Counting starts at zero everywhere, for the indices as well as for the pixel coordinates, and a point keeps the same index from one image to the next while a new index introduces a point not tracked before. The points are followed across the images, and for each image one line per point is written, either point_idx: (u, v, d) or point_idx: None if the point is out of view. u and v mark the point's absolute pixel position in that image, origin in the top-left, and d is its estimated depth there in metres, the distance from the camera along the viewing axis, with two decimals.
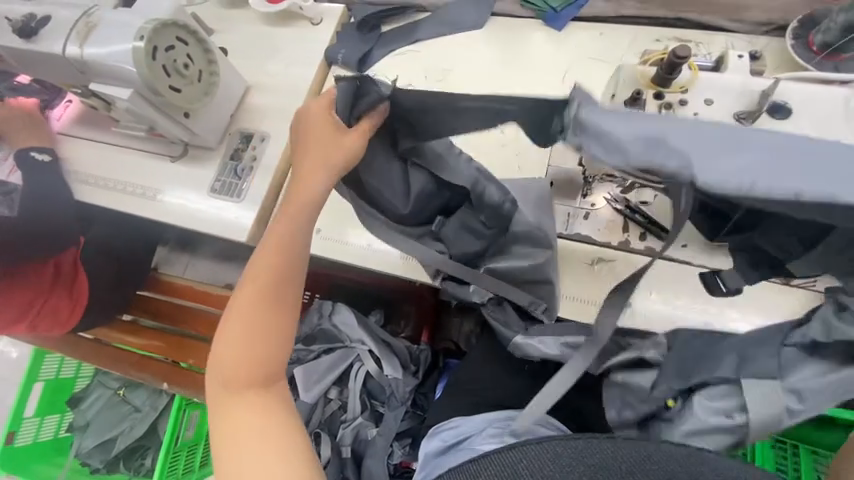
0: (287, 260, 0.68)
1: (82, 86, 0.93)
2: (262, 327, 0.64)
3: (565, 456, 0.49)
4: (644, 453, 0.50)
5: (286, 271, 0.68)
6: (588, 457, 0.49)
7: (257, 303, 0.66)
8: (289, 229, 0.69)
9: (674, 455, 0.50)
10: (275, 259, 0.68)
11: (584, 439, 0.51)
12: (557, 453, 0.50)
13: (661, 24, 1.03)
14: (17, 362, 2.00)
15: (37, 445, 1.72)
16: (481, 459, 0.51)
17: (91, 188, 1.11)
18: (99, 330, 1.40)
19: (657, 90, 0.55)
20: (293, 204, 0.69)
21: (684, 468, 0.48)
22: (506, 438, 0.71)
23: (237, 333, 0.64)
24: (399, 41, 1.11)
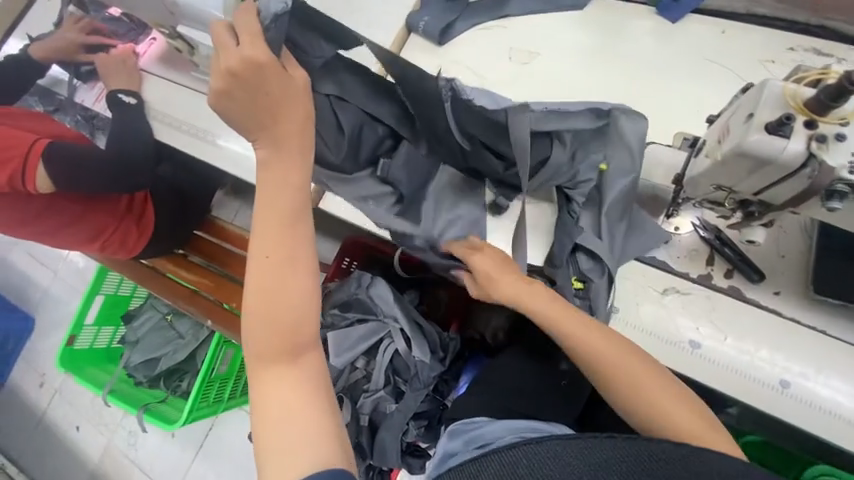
0: (289, 240, 0.65)
1: (170, 27, 0.93)
2: (283, 308, 0.64)
3: (568, 456, 0.43)
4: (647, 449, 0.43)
5: (290, 251, 0.65)
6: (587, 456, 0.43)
7: (267, 285, 0.64)
8: (291, 195, 0.66)
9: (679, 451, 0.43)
10: (278, 241, 0.65)
11: (583, 436, 0.44)
12: (558, 452, 0.43)
13: (799, 30, 0.88)
14: (83, 273, 2.21)
15: (93, 350, 1.93)
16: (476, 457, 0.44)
17: (165, 127, 1.15)
18: (158, 260, 1.49)
19: (811, 118, 0.46)
20: (280, 186, 0.66)
21: (687, 467, 0.42)
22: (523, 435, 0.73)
23: (259, 299, 0.64)
24: (487, 13, 1.02)
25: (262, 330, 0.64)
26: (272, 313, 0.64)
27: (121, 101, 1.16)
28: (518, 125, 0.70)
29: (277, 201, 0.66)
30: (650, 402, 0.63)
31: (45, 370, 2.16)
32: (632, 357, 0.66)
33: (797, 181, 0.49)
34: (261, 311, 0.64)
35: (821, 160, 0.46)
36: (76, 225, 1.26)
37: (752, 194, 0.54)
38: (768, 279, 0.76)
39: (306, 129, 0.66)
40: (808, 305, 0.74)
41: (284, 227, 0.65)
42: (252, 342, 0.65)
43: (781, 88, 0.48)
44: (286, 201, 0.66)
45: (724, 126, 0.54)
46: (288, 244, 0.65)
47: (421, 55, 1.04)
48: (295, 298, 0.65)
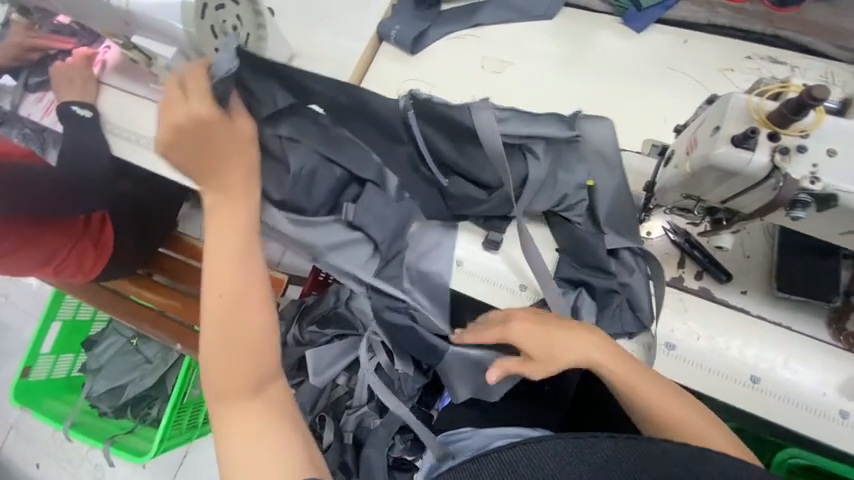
0: (246, 268, 0.65)
1: (124, 37, 0.87)
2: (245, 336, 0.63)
3: (568, 456, 0.43)
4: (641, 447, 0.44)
5: (247, 278, 0.65)
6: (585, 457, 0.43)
7: (225, 316, 0.63)
8: (241, 222, 0.66)
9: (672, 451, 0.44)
10: (236, 270, 0.64)
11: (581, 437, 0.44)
12: (558, 452, 0.43)
13: (755, 39, 0.92)
14: (37, 297, 2.05)
15: (51, 380, 1.79)
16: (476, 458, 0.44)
17: (124, 142, 1.08)
18: (117, 281, 1.38)
19: (773, 131, 0.48)
20: (228, 216, 0.66)
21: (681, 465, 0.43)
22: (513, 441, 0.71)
23: (215, 329, 0.63)
24: (459, 22, 1.02)
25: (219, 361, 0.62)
26: (228, 341, 0.62)
27: (74, 114, 1.08)
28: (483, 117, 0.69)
29: (228, 232, 0.66)
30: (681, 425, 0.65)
31: None
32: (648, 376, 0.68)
33: (761, 192, 0.50)
34: (217, 341, 0.63)
35: (783, 172, 0.47)
36: (24, 249, 1.14)
37: (720, 202, 0.55)
38: (736, 279, 0.79)
39: (251, 165, 0.68)
40: (773, 303, 0.77)
41: (242, 257, 0.65)
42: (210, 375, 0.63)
43: (745, 101, 0.49)
44: (235, 230, 0.66)
45: (693, 136, 0.55)
46: (240, 271, 0.64)
47: (394, 65, 1.02)
48: (257, 324, 0.64)
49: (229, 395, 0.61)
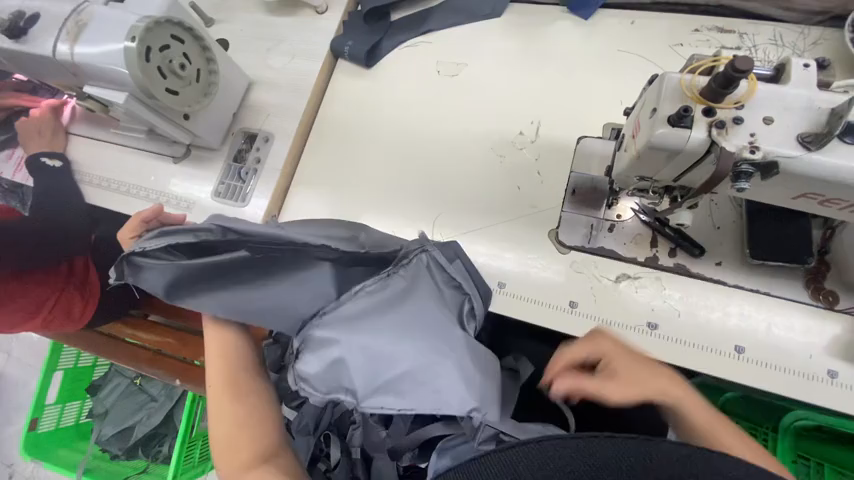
0: (236, 368, 0.75)
1: (78, 88, 0.88)
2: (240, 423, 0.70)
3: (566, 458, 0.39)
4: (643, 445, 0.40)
5: (239, 366, 0.75)
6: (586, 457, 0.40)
7: (223, 416, 0.71)
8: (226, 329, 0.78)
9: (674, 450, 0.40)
10: (225, 374, 0.74)
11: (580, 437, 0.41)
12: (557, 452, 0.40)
13: (701, 11, 0.93)
14: (39, 349, 2.06)
15: (60, 430, 1.79)
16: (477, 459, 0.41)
17: (97, 189, 1.09)
18: (110, 325, 1.40)
19: (707, 106, 0.48)
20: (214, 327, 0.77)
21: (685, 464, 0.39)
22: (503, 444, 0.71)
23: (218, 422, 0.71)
24: (409, 30, 1.02)
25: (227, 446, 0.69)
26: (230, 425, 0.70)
27: (43, 165, 1.09)
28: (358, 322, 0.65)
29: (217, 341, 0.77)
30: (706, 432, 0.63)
31: (10, 460, 1.99)
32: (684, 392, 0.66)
33: (705, 166, 0.51)
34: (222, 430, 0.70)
35: (721, 146, 0.47)
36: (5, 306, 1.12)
37: (671, 181, 0.56)
38: (710, 251, 0.79)
39: None
40: (749, 271, 0.77)
41: (234, 361, 0.75)
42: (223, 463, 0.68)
43: (677, 80, 0.50)
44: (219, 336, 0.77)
45: (637, 119, 0.55)
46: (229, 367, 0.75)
47: (350, 81, 1.03)
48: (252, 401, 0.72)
49: (233, 477, 0.66)
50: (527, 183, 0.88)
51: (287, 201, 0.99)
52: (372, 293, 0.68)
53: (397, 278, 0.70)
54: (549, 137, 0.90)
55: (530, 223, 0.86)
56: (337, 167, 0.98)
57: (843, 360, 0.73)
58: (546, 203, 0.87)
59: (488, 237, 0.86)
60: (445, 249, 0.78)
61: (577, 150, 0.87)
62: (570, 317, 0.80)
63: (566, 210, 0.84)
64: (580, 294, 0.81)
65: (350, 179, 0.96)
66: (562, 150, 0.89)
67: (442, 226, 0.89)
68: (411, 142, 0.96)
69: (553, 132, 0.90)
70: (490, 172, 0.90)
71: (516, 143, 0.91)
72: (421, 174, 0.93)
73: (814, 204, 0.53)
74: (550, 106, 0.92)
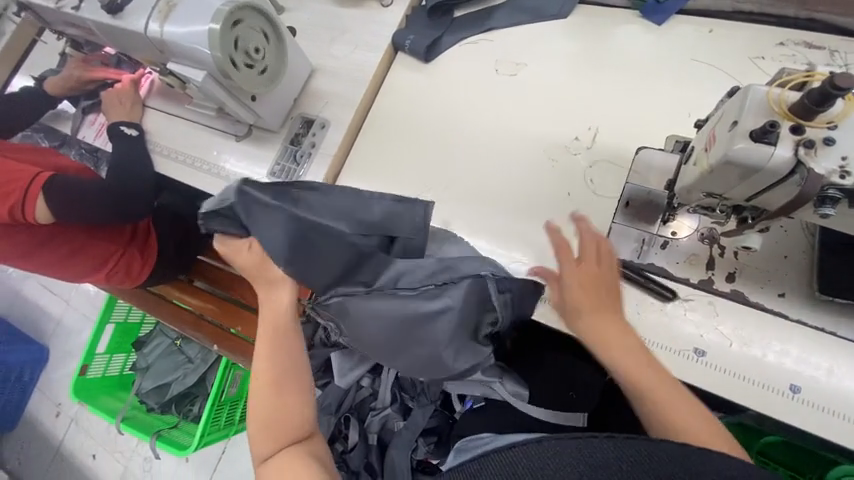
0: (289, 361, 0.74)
1: (161, 64, 0.95)
2: (282, 412, 0.70)
3: (566, 456, 0.40)
4: (643, 450, 0.40)
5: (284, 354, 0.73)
6: (588, 456, 0.40)
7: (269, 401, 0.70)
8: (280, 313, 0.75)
9: (674, 454, 0.40)
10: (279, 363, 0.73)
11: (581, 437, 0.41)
12: (558, 452, 0.40)
13: (788, 24, 0.86)
14: (94, 303, 2.25)
15: (106, 377, 1.95)
16: (479, 459, 0.41)
17: (165, 159, 1.18)
18: (162, 286, 1.51)
19: (796, 124, 0.45)
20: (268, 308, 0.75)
21: (685, 465, 0.39)
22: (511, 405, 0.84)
23: (261, 403, 0.70)
24: (472, 28, 1.03)
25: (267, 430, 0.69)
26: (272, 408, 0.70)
27: (121, 132, 1.18)
28: (370, 310, 0.71)
29: (269, 322, 0.75)
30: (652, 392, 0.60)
31: (60, 399, 2.19)
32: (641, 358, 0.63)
33: (787, 188, 0.47)
34: (264, 410, 0.70)
35: (808, 167, 0.44)
36: (74, 257, 1.26)
37: (745, 200, 0.53)
38: (772, 281, 0.73)
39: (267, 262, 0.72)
40: (814, 307, 0.72)
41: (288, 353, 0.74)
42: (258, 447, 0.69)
43: (764, 93, 0.47)
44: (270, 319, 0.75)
45: (711, 133, 0.53)
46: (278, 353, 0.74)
47: (409, 75, 1.05)
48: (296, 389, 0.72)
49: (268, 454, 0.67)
50: (579, 191, 0.86)
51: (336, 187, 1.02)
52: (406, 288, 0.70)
53: (439, 282, 0.71)
54: (605, 146, 0.88)
55: (577, 232, 0.84)
56: (385, 157, 1.00)
57: None
58: (596, 212, 0.84)
59: (534, 243, 0.85)
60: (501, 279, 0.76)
61: (635, 161, 0.84)
62: None
63: (616, 221, 0.82)
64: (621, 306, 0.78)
65: (398, 171, 0.98)
66: (617, 161, 0.86)
67: (487, 226, 0.89)
68: (462, 139, 0.96)
69: (611, 141, 0.88)
70: (540, 176, 0.89)
71: (570, 149, 0.89)
72: (470, 172, 0.93)
73: None
74: (608, 112, 0.89)
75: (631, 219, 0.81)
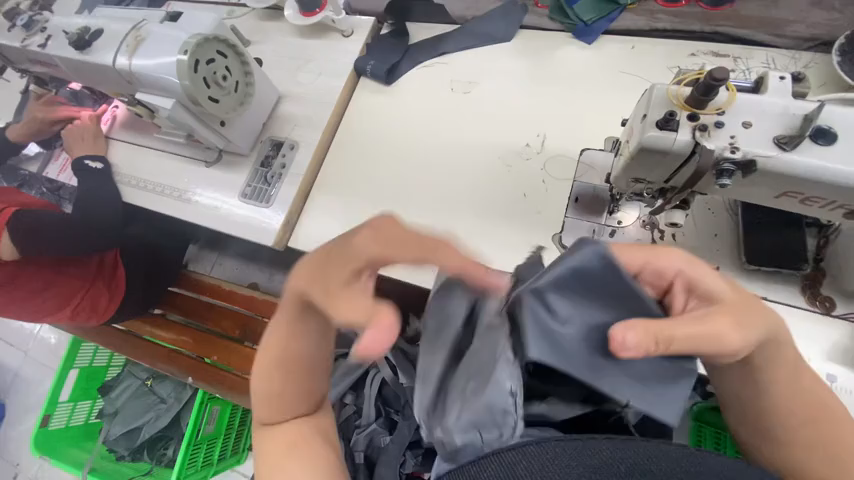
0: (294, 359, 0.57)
1: (129, 95, 0.99)
2: (283, 397, 0.59)
3: (567, 459, 0.43)
4: (640, 452, 0.44)
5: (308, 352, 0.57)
6: (586, 458, 0.43)
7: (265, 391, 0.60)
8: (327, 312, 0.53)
9: (669, 455, 0.45)
10: (275, 356, 0.57)
11: (581, 440, 0.45)
12: (559, 454, 0.44)
13: (698, 38, 1.00)
14: (55, 349, 2.12)
15: (69, 428, 1.82)
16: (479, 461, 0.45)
17: (133, 189, 1.18)
18: (131, 322, 1.47)
19: (692, 112, 0.54)
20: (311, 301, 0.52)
21: (683, 466, 0.44)
22: None
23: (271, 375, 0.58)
24: (428, 52, 1.12)
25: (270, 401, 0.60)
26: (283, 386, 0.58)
27: (86, 166, 1.17)
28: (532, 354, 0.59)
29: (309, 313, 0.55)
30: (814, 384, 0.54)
31: (18, 459, 2.02)
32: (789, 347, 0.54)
33: (692, 167, 0.56)
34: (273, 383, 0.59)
35: (703, 146, 0.53)
36: (38, 296, 1.22)
37: (664, 182, 0.61)
38: (707, 257, 0.82)
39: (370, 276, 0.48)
40: (747, 276, 0.80)
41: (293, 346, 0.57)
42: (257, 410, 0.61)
43: (665, 91, 0.56)
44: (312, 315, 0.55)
45: (630, 127, 0.61)
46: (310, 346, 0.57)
47: (372, 97, 1.12)
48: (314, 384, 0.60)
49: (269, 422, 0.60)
50: (533, 191, 0.94)
51: (307, 204, 1.06)
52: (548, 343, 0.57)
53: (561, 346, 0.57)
54: (554, 149, 0.97)
55: (535, 229, 0.91)
56: (352, 172, 1.06)
57: (841, 365, 0.75)
58: (548, 209, 0.92)
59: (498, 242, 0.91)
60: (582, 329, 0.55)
61: (579, 162, 0.93)
62: None
63: (568, 216, 0.89)
64: None
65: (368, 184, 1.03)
66: (564, 163, 0.95)
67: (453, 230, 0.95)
68: (426, 152, 1.03)
69: (559, 145, 0.97)
70: (498, 181, 0.97)
71: (522, 154, 0.98)
72: (434, 182, 1.00)
73: (797, 203, 0.57)
74: (554, 120, 0.99)
75: (582, 214, 0.88)
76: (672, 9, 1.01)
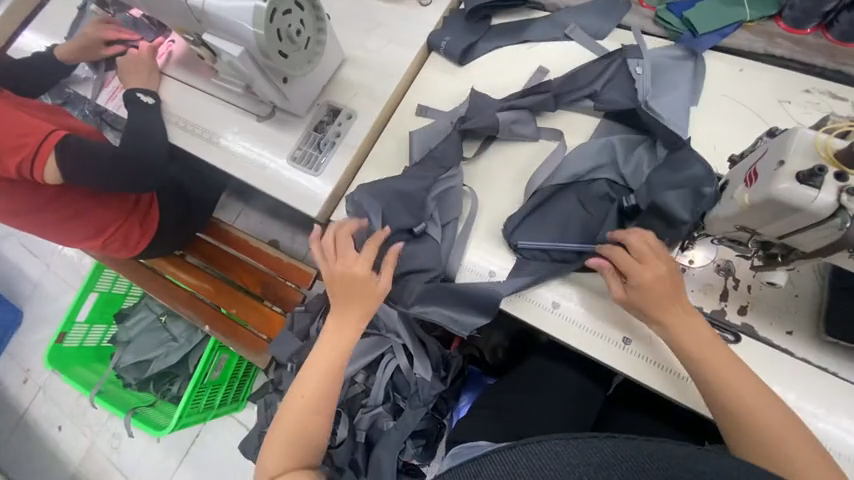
0: (328, 380, 0.81)
1: (195, 34, 0.94)
2: (299, 447, 0.77)
3: (568, 456, 0.44)
4: (645, 450, 0.45)
5: (330, 379, 0.81)
6: (587, 456, 0.44)
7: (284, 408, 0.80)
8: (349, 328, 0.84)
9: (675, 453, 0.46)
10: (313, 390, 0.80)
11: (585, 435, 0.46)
12: (558, 451, 0.45)
13: (815, 72, 0.90)
14: (77, 269, 2.17)
15: (82, 348, 1.88)
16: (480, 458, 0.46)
17: (182, 131, 1.14)
18: (156, 260, 1.46)
19: (840, 170, 0.51)
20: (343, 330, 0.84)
21: (687, 466, 0.44)
22: (615, 159, 0.88)
23: (300, 407, 0.79)
24: (509, 37, 1.03)
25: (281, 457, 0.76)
26: (305, 415, 0.79)
27: (138, 100, 1.12)
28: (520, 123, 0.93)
29: (340, 335, 0.84)
30: (773, 433, 0.65)
31: (30, 365, 2.10)
32: (738, 370, 0.69)
33: (824, 230, 0.53)
34: (297, 412, 0.79)
35: (846, 212, 0.51)
36: (72, 220, 1.23)
37: (778, 237, 0.59)
38: (781, 318, 0.76)
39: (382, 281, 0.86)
40: (820, 348, 0.74)
41: (337, 365, 0.82)
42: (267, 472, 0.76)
43: (811, 137, 0.53)
44: (337, 340, 0.83)
45: (754, 170, 0.58)
46: (327, 377, 0.81)
47: (442, 75, 1.05)
48: (328, 403, 0.81)
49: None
50: (600, 208, 0.86)
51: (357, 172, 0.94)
52: (591, 154, 0.89)
53: (612, 147, 0.89)
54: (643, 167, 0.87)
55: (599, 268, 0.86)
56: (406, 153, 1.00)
57: None
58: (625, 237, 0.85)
59: (538, 247, 0.86)
60: (607, 147, 0.89)
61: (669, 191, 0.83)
62: (615, 349, 0.81)
63: None
64: (620, 318, 0.82)
65: (425, 163, 0.94)
66: (635, 179, 0.87)
67: (513, 234, 0.88)
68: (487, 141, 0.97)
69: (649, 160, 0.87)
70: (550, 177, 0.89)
71: (604, 170, 0.88)
72: (498, 181, 0.94)
73: None
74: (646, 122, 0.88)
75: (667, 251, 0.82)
76: (792, 36, 0.91)
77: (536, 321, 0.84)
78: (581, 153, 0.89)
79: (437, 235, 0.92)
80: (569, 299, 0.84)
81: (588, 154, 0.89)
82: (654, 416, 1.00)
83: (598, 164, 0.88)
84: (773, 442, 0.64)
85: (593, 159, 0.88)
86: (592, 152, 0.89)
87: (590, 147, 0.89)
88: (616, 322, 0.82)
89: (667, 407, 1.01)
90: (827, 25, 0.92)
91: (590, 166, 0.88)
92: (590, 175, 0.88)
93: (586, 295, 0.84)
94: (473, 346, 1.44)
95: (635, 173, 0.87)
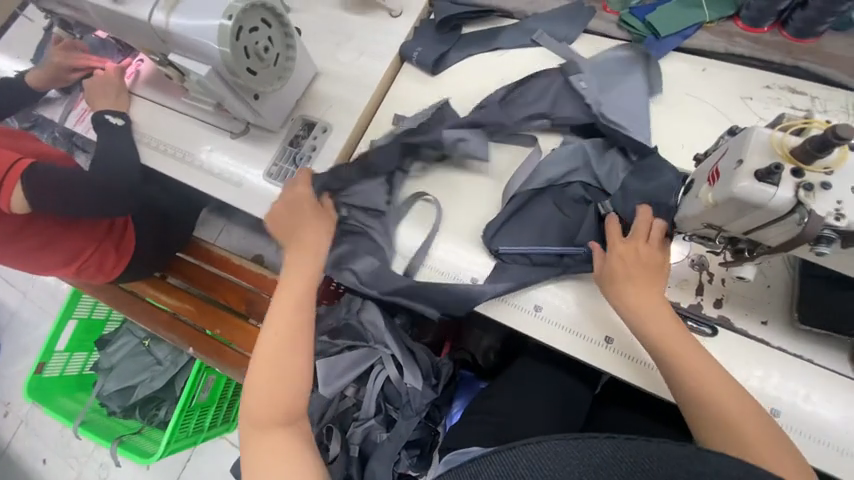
0: (296, 312, 0.82)
1: (160, 54, 0.92)
2: (277, 381, 0.75)
3: (568, 457, 0.44)
4: (644, 450, 0.45)
5: (299, 308, 0.82)
6: (587, 457, 0.44)
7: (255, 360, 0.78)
8: (310, 263, 0.86)
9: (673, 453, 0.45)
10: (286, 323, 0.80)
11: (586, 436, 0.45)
12: (559, 452, 0.45)
13: (774, 68, 0.93)
14: (55, 296, 2.10)
15: (63, 377, 1.82)
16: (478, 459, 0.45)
17: (153, 151, 1.11)
18: (135, 284, 1.42)
19: (797, 166, 0.53)
20: (305, 264, 0.86)
21: (685, 465, 0.44)
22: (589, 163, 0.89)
23: (272, 339, 0.78)
24: (480, 45, 1.04)
25: (262, 398, 0.74)
26: (277, 345, 0.78)
27: (107, 122, 1.10)
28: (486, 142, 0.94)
29: (300, 267, 0.85)
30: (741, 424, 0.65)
31: (9, 398, 2.02)
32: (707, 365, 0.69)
33: (785, 225, 0.55)
34: (269, 344, 0.78)
35: (806, 207, 0.52)
36: (43, 249, 1.20)
37: (744, 232, 0.60)
38: (755, 309, 0.78)
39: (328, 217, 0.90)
40: (795, 335, 0.77)
41: (305, 298, 0.83)
42: (247, 413, 0.74)
43: (769, 136, 0.55)
44: (303, 272, 0.85)
45: (716, 168, 0.60)
46: (295, 307, 0.82)
47: (415, 84, 1.05)
48: (301, 333, 0.80)
49: (257, 424, 0.73)
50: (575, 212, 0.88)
51: (336, 185, 0.93)
52: (563, 159, 0.90)
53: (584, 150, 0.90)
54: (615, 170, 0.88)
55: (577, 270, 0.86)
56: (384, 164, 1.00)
57: None
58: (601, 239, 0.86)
59: (517, 251, 0.87)
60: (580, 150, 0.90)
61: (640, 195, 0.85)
62: (592, 347, 0.82)
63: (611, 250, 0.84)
64: (597, 316, 0.83)
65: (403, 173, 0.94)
66: (609, 182, 0.88)
67: (492, 241, 0.89)
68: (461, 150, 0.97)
69: (623, 165, 0.89)
70: (527, 181, 0.89)
71: (579, 173, 0.89)
72: (476, 188, 0.94)
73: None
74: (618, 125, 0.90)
75: None
76: (750, 35, 0.95)
77: (520, 325, 0.84)
78: (555, 158, 0.90)
79: (420, 246, 0.92)
80: (549, 302, 0.85)
81: (562, 158, 0.90)
82: (642, 412, 1.01)
83: (571, 168, 0.90)
84: (748, 438, 0.64)
85: (567, 162, 0.89)
86: (566, 156, 0.90)
87: (563, 150, 0.90)
88: (596, 322, 0.83)
89: (655, 402, 1.02)
90: (782, 23, 0.95)
91: (564, 170, 0.89)
92: (563, 178, 0.89)
93: (565, 298, 0.85)
94: (464, 351, 1.42)
95: (606, 174, 0.89)
